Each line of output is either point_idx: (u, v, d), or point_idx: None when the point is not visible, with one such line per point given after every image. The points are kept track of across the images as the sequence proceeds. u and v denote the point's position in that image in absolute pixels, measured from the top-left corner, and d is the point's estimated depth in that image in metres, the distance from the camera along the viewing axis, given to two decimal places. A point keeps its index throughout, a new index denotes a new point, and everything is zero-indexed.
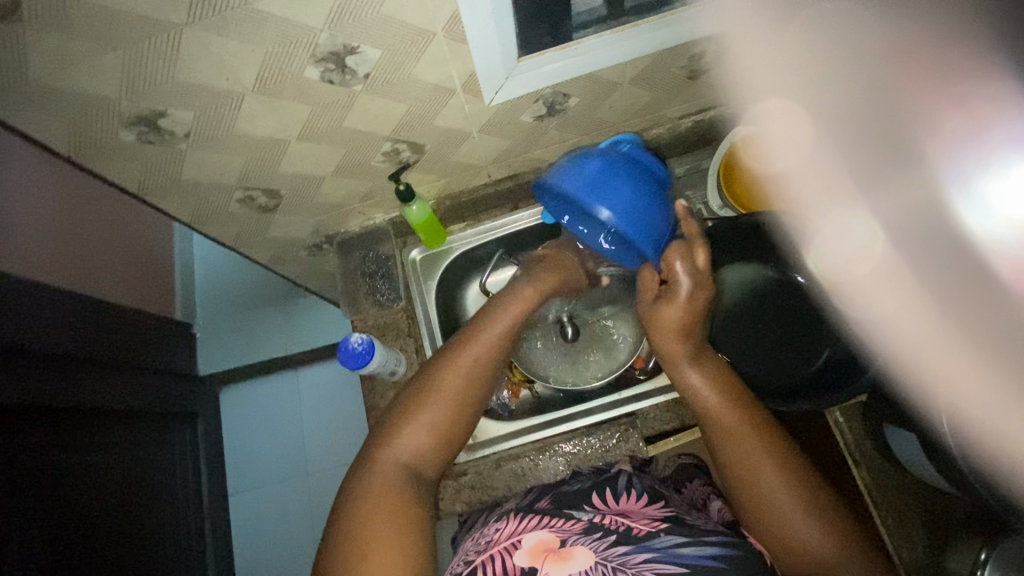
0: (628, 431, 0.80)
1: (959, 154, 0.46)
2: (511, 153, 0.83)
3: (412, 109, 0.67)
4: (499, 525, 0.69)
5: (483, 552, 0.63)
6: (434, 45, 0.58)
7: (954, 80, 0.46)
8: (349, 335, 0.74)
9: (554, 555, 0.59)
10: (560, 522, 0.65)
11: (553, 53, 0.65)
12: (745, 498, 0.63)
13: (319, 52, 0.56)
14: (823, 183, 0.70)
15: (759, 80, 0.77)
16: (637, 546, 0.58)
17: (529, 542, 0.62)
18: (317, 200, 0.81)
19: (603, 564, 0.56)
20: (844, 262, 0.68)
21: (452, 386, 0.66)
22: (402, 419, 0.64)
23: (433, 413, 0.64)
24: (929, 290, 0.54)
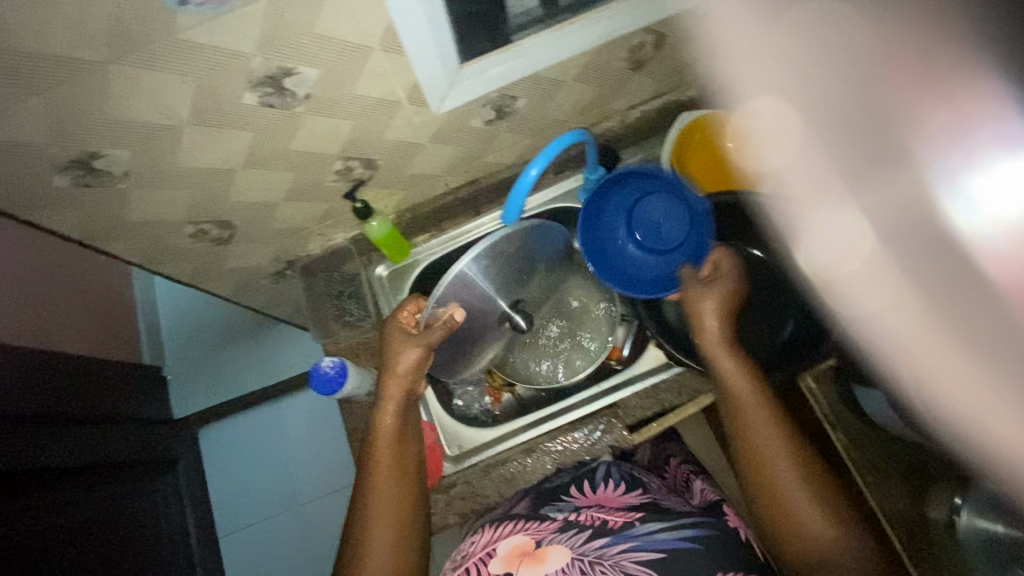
0: (611, 422, 0.80)
1: (946, 151, 0.44)
2: (466, 159, 0.83)
3: (358, 126, 0.66)
4: (473, 537, 0.73)
5: (461, 566, 0.68)
6: (373, 60, 0.58)
7: (936, 76, 0.44)
8: (319, 360, 0.73)
9: (530, 558, 0.64)
10: (535, 525, 0.69)
11: (493, 57, 0.66)
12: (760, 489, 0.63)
13: (255, 77, 0.55)
14: (809, 184, 0.70)
15: (747, 80, 0.74)
16: (617, 536, 0.64)
17: (504, 548, 0.67)
18: (273, 225, 0.79)
19: (580, 559, 0.62)
20: (835, 259, 0.65)
21: (385, 524, 0.67)
22: (363, 544, 0.67)
23: (376, 562, 0.66)
24: (922, 300, 0.51)
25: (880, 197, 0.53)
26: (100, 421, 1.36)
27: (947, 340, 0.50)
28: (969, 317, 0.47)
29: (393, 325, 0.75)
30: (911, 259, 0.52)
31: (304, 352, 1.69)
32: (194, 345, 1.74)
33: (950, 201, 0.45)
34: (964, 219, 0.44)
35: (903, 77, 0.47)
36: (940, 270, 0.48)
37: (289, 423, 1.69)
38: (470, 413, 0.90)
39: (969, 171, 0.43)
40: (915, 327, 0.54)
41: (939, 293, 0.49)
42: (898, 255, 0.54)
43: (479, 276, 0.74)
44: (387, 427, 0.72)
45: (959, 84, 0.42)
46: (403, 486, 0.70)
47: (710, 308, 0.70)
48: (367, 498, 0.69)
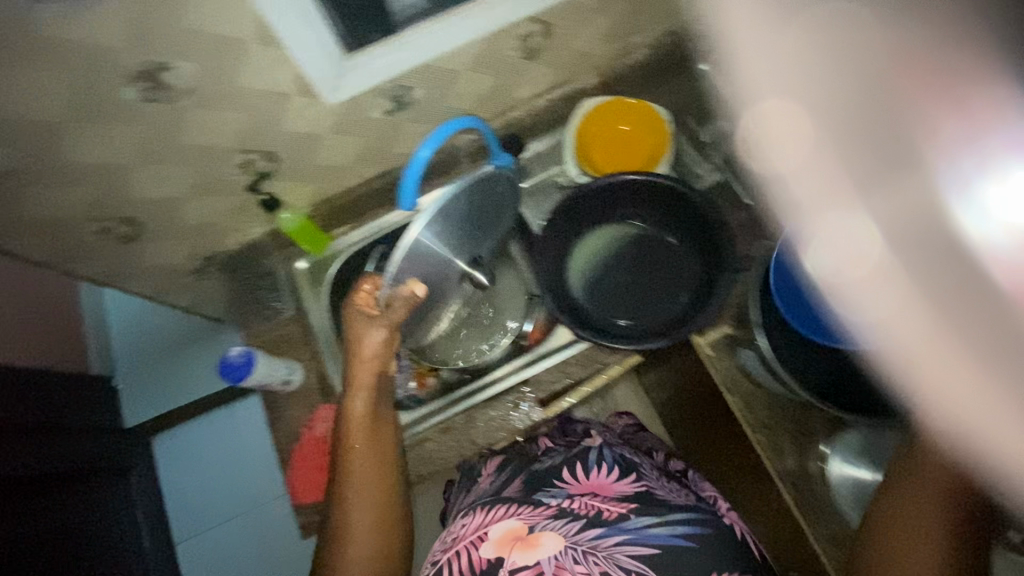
0: (523, 397, 0.85)
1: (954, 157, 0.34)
2: (375, 151, 0.85)
3: (250, 119, 0.68)
4: (464, 520, 0.69)
5: (449, 550, 0.65)
6: (249, 53, 0.60)
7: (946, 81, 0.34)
8: (229, 350, 0.76)
9: (522, 542, 0.61)
10: (528, 509, 0.66)
11: (379, 48, 0.69)
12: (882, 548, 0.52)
13: (129, 71, 0.57)
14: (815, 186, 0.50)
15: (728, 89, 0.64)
16: (609, 528, 0.62)
17: (495, 533, 0.64)
18: (183, 222, 0.81)
19: (574, 548, 0.60)
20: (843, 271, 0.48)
21: (361, 513, 0.67)
22: (339, 534, 0.67)
23: (354, 548, 0.67)
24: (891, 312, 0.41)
25: (870, 208, 0.39)
26: (44, 429, 1.34)
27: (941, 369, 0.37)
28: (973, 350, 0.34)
29: (350, 307, 0.71)
30: (914, 281, 0.38)
31: None
32: (146, 352, 1.73)
33: (963, 211, 0.34)
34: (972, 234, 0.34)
35: (905, 84, 0.36)
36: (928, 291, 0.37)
37: (240, 425, 1.66)
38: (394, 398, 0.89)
39: (983, 180, 0.33)
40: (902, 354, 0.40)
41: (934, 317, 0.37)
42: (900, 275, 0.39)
43: (433, 242, 0.74)
44: (356, 413, 0.70)
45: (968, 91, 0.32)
46: (377, 475, 0.69)
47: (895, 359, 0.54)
48: (340, 488, 0.69)
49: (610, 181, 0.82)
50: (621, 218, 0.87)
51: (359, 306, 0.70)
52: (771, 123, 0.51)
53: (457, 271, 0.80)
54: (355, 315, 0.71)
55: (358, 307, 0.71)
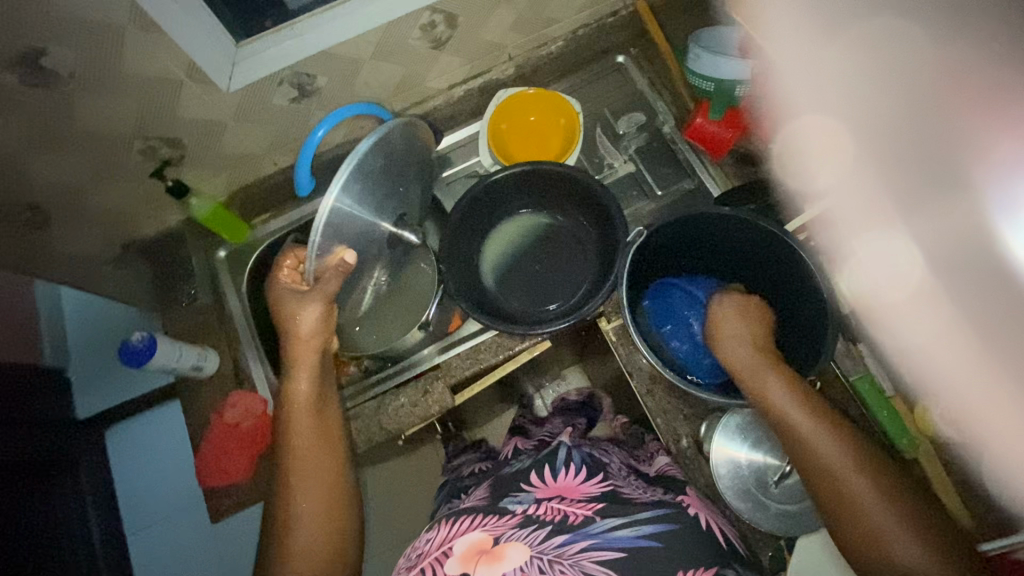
0: (433, 382, 0.85)
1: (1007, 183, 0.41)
2: (288, 139, 0.86)
3: (143, 104, 0.69)
4: (429, 534, 0.63)
5: (414, 569, 0.58)
6: (129, 40, 0.61)
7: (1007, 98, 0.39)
8: (131, 335, 0.77)
9: (488, 556, 0.55)
10: (494, 519, 0.60)
11: (269, 36, 0.70)
12: (833, 507, 0.57)
13: (4, 56, 0.58)
14: (859, 206, 0.64)
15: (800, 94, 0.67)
16: (576, 533, 0.56)
17: (460, 547, 0.57)
18: (93, 208, 0.81)
19: (540, 557, 0.53)
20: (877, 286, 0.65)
21: (312, 499, 0.68)
22: (286, 525, 0.66)
23: (300, 539, 0.65)
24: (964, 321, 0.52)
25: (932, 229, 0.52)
26: None
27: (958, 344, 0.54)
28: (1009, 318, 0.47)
29: (280, 286, 0.73)
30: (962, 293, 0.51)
31: None
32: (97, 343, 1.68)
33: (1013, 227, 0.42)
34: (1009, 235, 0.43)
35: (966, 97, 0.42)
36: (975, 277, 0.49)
37: (182, 416, 1.62)
38: None
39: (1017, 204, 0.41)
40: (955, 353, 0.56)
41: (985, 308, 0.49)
42: (944, 284, 0.53)
43: (355, 208, 0.69)
44: (302, 395, 0.72)
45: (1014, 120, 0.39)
46: (324, 462, 0.70)
47: (731, 332, 0.69)
48: (287, 477, 0.68)
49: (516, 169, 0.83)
50: (533, 209, 0.89)
51: (284, 282, 0.73)
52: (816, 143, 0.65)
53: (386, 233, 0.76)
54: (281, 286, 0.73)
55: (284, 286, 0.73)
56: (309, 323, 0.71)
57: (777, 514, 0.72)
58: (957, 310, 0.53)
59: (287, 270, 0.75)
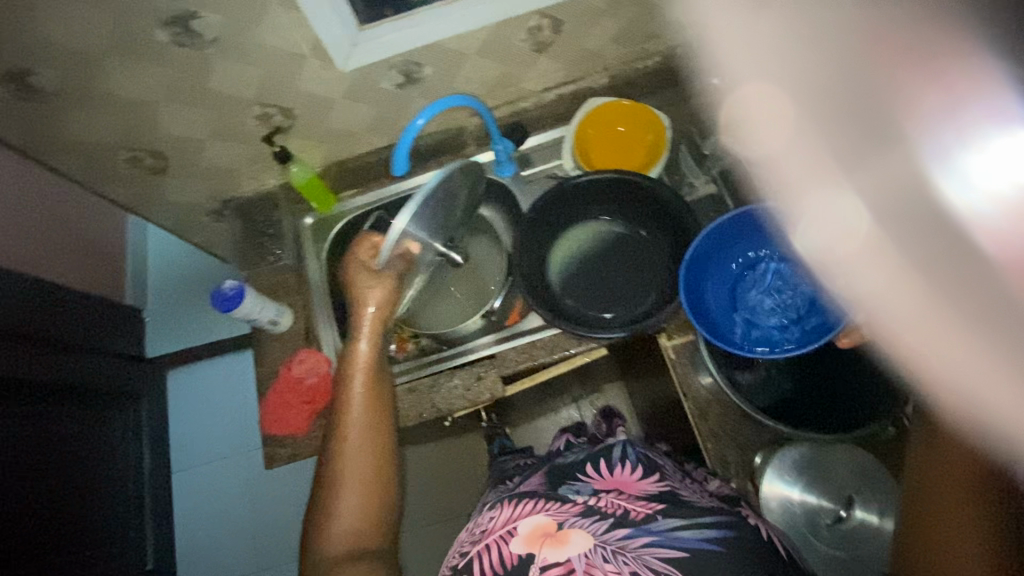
0: (488, 371, 0.87)
1: (940, 130, 0.47)
2: (385, 121, 0.91)
3: (269, 74, 0.75)
4: (493, 512, 0.68)
5: (477, 543, 0.64)
6: (271, 14, 0.66)
7: (935, 61, 0.47)
8: (223, 282, 0.83)
9: (552, 539, 0.59)
10: (556, 505, 0.64)
11: (388, 23, 0.74)
12: (925, 518, 0.49)
13: (164, 17, 0.64)
14: (804, 168, 0.73)
15: (737, 66, 0.79)
16: (637, 528, 0.59)
17: (524, 528, 0.62)
18: (206, 163, 0.89)
19: (603, 546, 0.58)
20: (824, 245, 0.66)
21: (357, 463, 0.71)
22: (335, 486, 0.70)
23: (343, 501, 0.69)
24: (913, 265, 0.55)
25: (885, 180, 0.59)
26: (74, 346, 1.47)
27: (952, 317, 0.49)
28: (971, 284, 0.47)
29: (357, 261, 0.79)
30: (905, 244, 0.56)
31: None
32: (172, 288, 1.83)
33: (945, 178, 0.49)
34: (963, 196, 0.47)
35: (898, 57, 0.53)
36: (948, 268, 0.50)
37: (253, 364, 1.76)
38: None
39: (961, 148, 0.45)
40: (920, 306, 0.54)
41: (951, 278, 0.49)
42: (891, 233, 0.58)
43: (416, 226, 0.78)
44: (362, 362, 0.76)
45: (947, 66, 0.45)
46: (374, 430, 0.73)
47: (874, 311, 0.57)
48: (341, 439, 0.72)
49: (601, 176, 0.84)
50: (607, 217, 0.90)
51: (359, 266, 0.78)
52: (750, 109, 0.78)
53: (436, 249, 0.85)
54: (357, 267, 0.78)
55: (360, 265, 0.78)
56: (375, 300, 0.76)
57: (827, 558, 0.68)
58: (892, 292, 0.57)
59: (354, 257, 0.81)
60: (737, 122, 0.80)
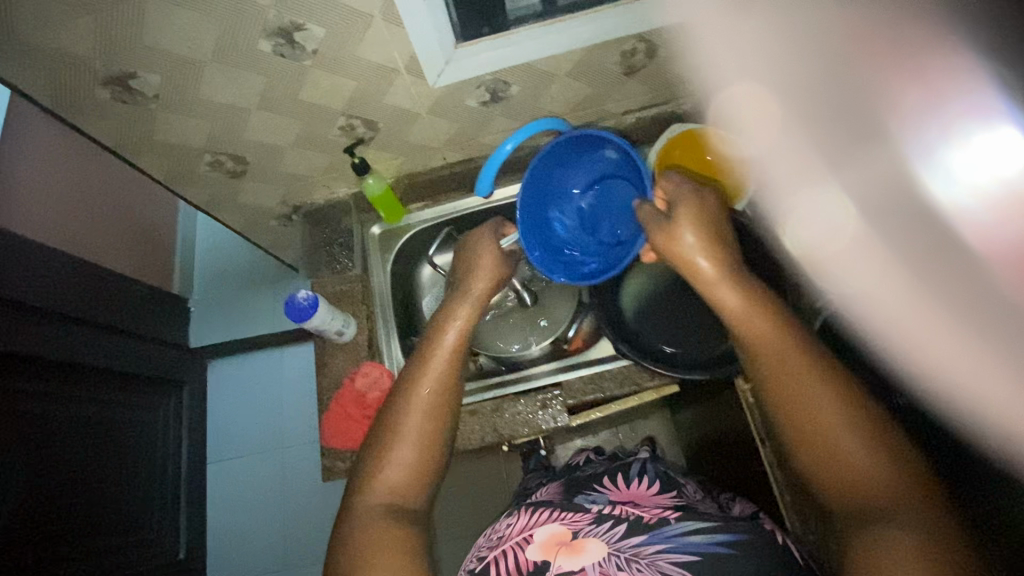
0: (552, 400, 0.85)
1: (927, 130, 0.55)
2: (462, 137, 0.90)
3: (361, 87, 0.74)
4: (509, 520, 0.72)
5: (495, 549, 0.67)
6: (373, 27, 0.65)
7: (910, 57, 0.55)
8: (297, 292, 0.83)
9: (567, 548, 0.63)
10: (570, 516, 0.68)
11: (485, 43, 0.73)
12: (797, 434, 0.58)
13: (270, 27, 0.63)
14: (794, 168, 0.82)
15: (722, 69, 0.83)
16: (652, 535, 0.63)
17: (541, 536, 0.66)
18: (283, 169, 0.89)
19: (618, 555, 0.61)
20: (819, 241, 0.76)
21: (419, 417, 0.71)
22: (389, 438, 0.70)
23: (399, 452, 0.69)
24: (894, 251, 0.65)
25: (863, 178, 0.69)
26: (123, 332, 1.50)
27: (937, 311, 0.58)
28: (950, 289, 0.56)
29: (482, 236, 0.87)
30: (894, 236, 0.65)
31: None
32: (218, 280, 1.86)
33: (931, 175, 0.57)
34: (944, 190, 0.55)
35: (880, 53, 0.60)
36: (927, 245, 0.59)
37: (303, 362, 1.80)
38: None
39: (947, 146, 0.53)
40: (899, 294, 0.64)
41: (931, 265, 0.59)
42: (879, 229, 0.68)
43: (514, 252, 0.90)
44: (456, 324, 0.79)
45: (931, 65, 0.51)
46: (444, 393, 0.73)
47: (686, 241, 0.67)
48: (413, 391, 0.73)
49: None
50: None
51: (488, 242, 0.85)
52: (744, 109, 0.84)
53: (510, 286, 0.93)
54: (478, 243, 0.85)
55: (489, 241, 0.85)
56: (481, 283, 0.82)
57: None
58: (898, 271, 0.64)
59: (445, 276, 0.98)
60: (728, 118, 0.86)
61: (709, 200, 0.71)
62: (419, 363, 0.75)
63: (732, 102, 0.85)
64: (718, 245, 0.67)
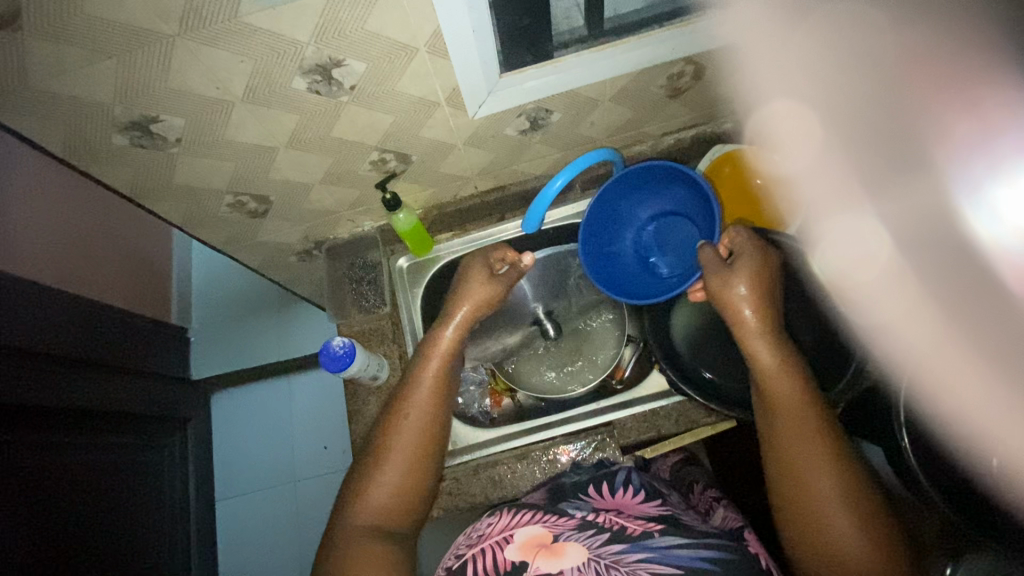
0: (605, 441, 0.81)
1: (972, 159, 0.54)
2: (496, 165, 0.86)
3: (398, 121, 0.70)
4: (491, 520, 0.69)
5: (473, 547, 0.64)
6: (416, 60, 0.61)
7: (964, 86, 0.52)
8: (331, 338, 0.78)
9: (547, 550, 0.59)
10: (554, 518, 0.65)
11: (533, 70, 0.68)
12: (791, 503, 0.58)
13: (307, 64, 0.58)
14: (831, 188, 0.81)
15: (771, 85, 0.79)
16: (634, 545, 0.59)
17: (521, 537, 0.63)
18: (308, 205, 0.83)
19: (597, 560, 0.57)
20: (850, 264, 0.76)
21: (405, 439, 0.66)
22: (376, 460, 0.65)
23: (389, 473, 0.65)
24: (932, 286, 0.67)
25: (903, 206, 0.67)
26: (126, 371, 1.42)
27: (966, 346, 0.62)
28: (993, 327, 0.59)
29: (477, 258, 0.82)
30: (928, 267, 0.67)
31: (315, 334, 1.72)
32: (220, 308, 1.78)
33: (977, 209, 0.56)
34: (989, 227, 0.56)
35: (919, 81, 0.58)
36: (964, 282, 0.62)
37: (309, 388, 1.71)
38: (468, 412, 0.91)
39: (992, 179, 0.53)
40: (939, 325, 0.66)
41: (967, 297, 0.62)
42: (916, 263, 0.69)
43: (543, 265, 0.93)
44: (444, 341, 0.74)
45: (982, 95, 0.51)
46: (433, 416, 0.69)
47: (738, 296, 0.67)
48: (397, 416, 0.68)
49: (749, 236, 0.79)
50: None
51: (479, 262, 0.81)
52: (783, 129, 0.82)
53: (531, 315, 0.96)
54: (478, 265, 0.81)
55: (484, 261, 0.81)
56: (481, 297, 0.78)
57: None
58: (943, 302, 0.66)
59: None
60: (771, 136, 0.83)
61: (772, 256, 0.70)
62: (406, 387, 0.71)
63: (772, 120, 0.83)
64: (764, 301, 0.67)
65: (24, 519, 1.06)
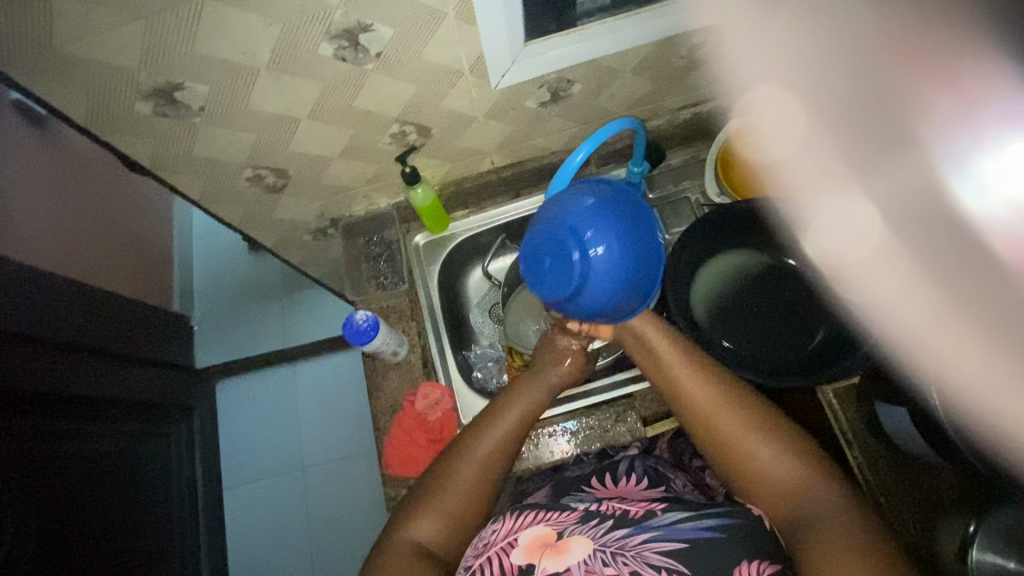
0: (625, 412, 0.82)
1: (961, 135, 0.55)
2: (514, 139, 0.86)
3: (420, 91, 0.69)
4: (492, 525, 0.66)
5: (480, 555, 0.61)
6: (444, 26, 0.60)
7: (952, 62, 0.55)
8: (353, 313, 0.79)
9: (552, 549, 0.58)
10: (556, 515, 0.63)
11: (556, 39, 0.68)
12: (710, 440, 0.64)
13: (334, 29, 0.57)
14: (820, 171, 0.81)
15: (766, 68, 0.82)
16: (638, 527, 0.60)
17: (525, 538, 0.61)
18: (326, 180, 0.83)
19: (603, 550, 0.57)
20: (842, 244, 0.74)
21: (467, 469, 0.67)
22: (431, 490, 0.66)
23: (449, 500, 0.65)
24: (920, 266, 0.63)
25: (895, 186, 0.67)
26: (130, 358, 1.40)
27: (962, 323, 0.54)
28: (971, 296, 0.54)
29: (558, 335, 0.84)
30: (914, 243, 0.65)
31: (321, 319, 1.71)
32: (223, 295, 1.77)
33: (964, 184, 0.55)
34: (978, 200, 0.53)
35: (908, 58, 0.62)
36: (951, 255, 0.57)
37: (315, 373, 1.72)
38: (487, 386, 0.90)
39: (980, 153, 0.53)
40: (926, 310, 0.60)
41: (956, 275, 0.56)
42: (903, 237, 0.67)
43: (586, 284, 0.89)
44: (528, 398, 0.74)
45: (967, 70, 0.52)
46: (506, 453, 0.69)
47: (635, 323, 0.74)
48: (469, 442, 0.69)
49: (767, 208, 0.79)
50: (753, 245, 0.84)
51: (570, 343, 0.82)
52: (767, 114, 0.81)
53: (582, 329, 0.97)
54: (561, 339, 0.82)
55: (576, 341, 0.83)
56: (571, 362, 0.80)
57: None
58: (933, 284, 0.60)
59: (499, 290, 0.97)
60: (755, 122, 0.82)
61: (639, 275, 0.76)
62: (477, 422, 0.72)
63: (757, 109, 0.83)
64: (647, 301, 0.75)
65: (32, 506, 1.04)
